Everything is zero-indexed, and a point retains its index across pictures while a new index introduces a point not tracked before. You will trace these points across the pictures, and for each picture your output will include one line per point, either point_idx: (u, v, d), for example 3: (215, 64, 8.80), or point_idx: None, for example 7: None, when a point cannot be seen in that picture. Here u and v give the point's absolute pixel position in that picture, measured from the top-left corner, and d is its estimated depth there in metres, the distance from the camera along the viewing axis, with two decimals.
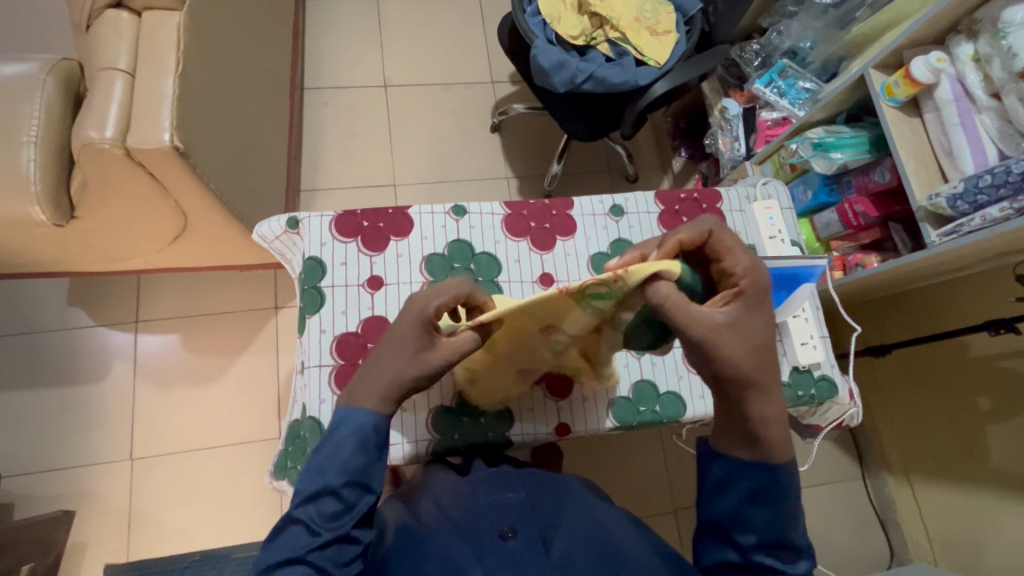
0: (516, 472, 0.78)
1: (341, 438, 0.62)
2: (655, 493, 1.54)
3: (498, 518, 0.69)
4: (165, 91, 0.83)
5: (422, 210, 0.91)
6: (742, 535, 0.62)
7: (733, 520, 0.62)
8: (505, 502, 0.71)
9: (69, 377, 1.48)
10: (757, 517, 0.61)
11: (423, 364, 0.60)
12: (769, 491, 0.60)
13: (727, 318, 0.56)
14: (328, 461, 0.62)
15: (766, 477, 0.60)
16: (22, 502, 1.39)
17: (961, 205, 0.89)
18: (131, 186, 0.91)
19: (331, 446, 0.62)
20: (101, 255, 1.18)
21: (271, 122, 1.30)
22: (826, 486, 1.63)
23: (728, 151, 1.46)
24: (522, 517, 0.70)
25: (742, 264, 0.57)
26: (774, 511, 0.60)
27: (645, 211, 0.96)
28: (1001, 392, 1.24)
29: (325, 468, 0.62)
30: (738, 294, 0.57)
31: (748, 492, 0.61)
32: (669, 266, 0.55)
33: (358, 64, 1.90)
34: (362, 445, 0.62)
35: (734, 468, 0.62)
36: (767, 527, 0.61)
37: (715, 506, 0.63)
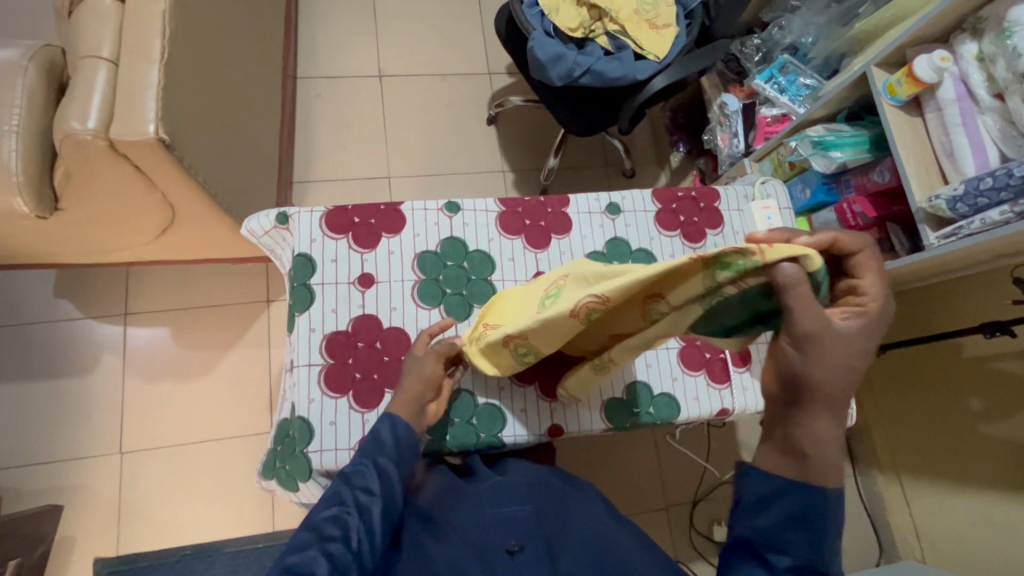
0: (524, 484, 0.77)
1: (381, 429, 0.68)
2: (648, 490, 1.55)
3: (507, 533, 0.68)
4: (150, 80, 0.80)
5: (415, 207, 0.89)
6: (775, 557, 0.57)
7: (768, 540, 0.57)
8: (511, 515, 0.70)
9: (57, 370, 1.46)
10: (795, 541, 0.56)
11: None
12: (800, 506, 0.56)
13: (848, 329, 0.52)
14: (367, 449, 0.67)
15: (807, 499, 0.56)
16: (10, 496, 1.37)
17: (961, 207, 0.88)
18: (117, 178, 0.89)
19: (373, 439, 0.68)
20: (88, 247, 1.16)
21: (262, 113, 1.27)
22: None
23: (727, 148, 1.45)
24: (529, 530, 0.68)
25: (875, 289, 0.55)
26: (812, 532, 0.55)
27: (641, 210, 0.94)
28: (994, 393, 1.24)
29: (365, 452, 0.66)
30: (862, 312, 0.54)
31: (788, 512, 0.56)
32: (812, 255, 0.49)
33: (351, 54, 1.87)
34: (401, 442, 0.68)
35: (779, 483, 0.57)
36: (806, 548, 0.55)
37: (752, 523, 0.58)
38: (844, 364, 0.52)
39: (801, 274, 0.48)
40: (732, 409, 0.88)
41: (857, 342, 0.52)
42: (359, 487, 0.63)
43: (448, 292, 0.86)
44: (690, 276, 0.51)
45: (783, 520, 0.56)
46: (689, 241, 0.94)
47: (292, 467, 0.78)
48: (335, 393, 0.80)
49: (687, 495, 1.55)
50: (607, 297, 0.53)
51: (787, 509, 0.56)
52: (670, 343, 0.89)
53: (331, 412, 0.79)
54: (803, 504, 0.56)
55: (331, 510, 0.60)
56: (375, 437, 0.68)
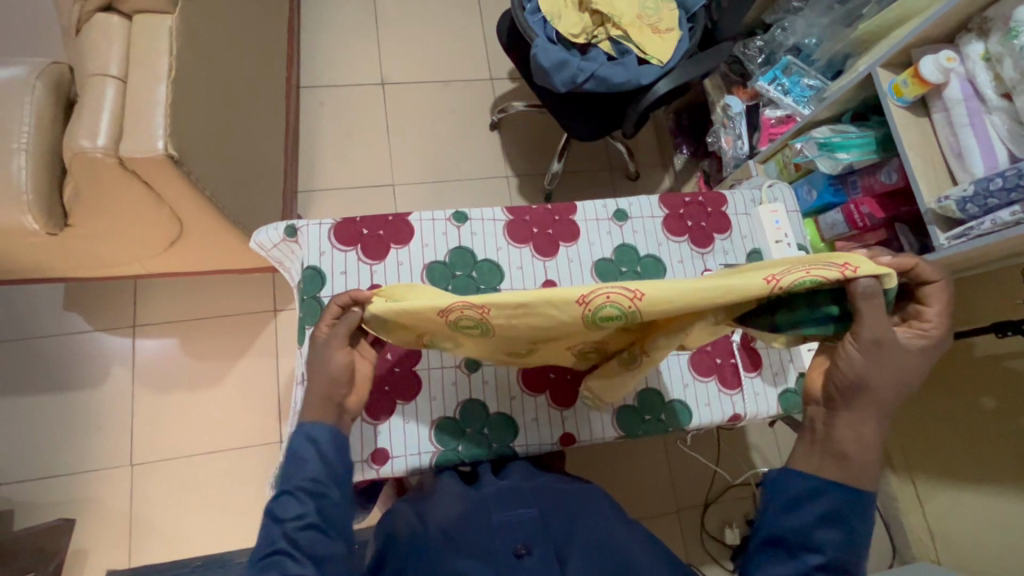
0: (529, 484, 0.77)
1: (299, 445, 0.66)
2: (656, 495, 1.54)
3: (511, 536, 0.69)
4: (158, 96, 0.81)
5: (423, 217, 0.89)
6: (806, 554, 0.58)
7: (800, 537, 0.58)
8: (517, 519, 0.70)
9: (67, 383, 1.47)
10: (826, 537, 0.57)
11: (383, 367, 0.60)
12: (828, 506, 0.58)
13: (902, 347, 0.57)
14: (292, 463, 0.65)
15: (839, 496, 0.58)
16: (22, 509, 1.38)
17: (971, 208, 0.88)
18: (126, 194, 0.89)
19: (294, 456, 0.66)
20: (97, 261, 1.17)
21: (268, 125, 1.28)
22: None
23: (731, 150, 1.45)
24: (536, 533, 0.69)
25: (941, 319, 0.59)
26: (844, 529, 0.57)
27: (649, 216, 0.94)
28: (1007, 392, 1.24)
29: (291, 470, 0.65)
30: (920, 336, 0.58)
31: (825, 511, 0.57)
32: (890, 274, 0.54)
33: (354, 62, 1.87)
34: (325, 451, 0.66)
35: (812, 481, 0.59)
36: (839, 543, 0.57)
37: (783, 522, 0.59)
38: (893, 373, 0.58)
39: (879, 288, 0.54)
40: (743, 415, 0.88)
41: (911, 359, 0.58)
42: (289, 517, 0.62)
43: None
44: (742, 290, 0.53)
45: (819, 519, 0.58)
46: (698, 246, 0.94)
47: None
48: None
49: (698, 499, 1.55)
50: (641, 295, 0.52)
51: (824, 506, 0.58)
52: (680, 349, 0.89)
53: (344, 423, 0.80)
54: (837, 504, 0.58)
55: (272, 548, 0.61)
56: (295, 456, 0.65)
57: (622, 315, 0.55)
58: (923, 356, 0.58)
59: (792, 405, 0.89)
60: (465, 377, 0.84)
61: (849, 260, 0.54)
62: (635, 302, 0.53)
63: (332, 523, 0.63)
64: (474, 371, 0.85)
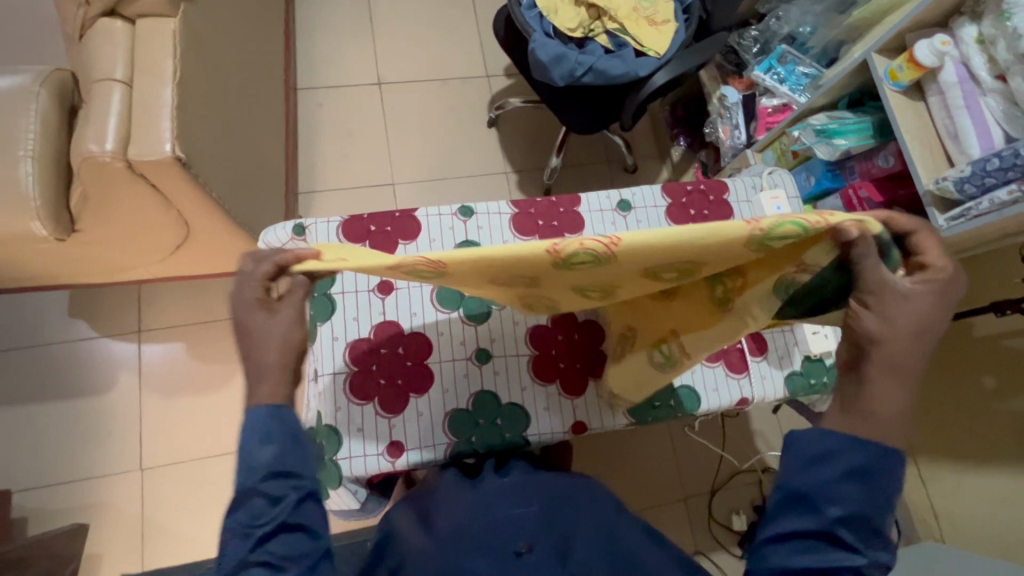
0: (530, 480, 0.75)
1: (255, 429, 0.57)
2: (658, 486, 1.55)
3: (514, 533, 0.67)
4: (164, 100, 0.81)
5: (429, 212, 0.90)
6: (827, 510, 0.54)
7: (825, 492, 0.54)
8: (521, 516, 0.69)
9: (75, 390, 1.47)
10: (850, 493, 0.54)
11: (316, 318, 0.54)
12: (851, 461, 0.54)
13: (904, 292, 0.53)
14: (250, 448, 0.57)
15: (867, 451, 0.55)
16: (34, 517, 1.38)
17: (969, 188, 0.89)
18: (133, 198, 0.90)
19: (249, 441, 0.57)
20: (104, 266, 1.17)
21: (270, 127, 1.29)
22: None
23: (728, 140, 1.46)
24: (539, 530, 0.68)
25: (941, 261, 0.53)
26: (870, 488, 0.54)
27: (652, 205, 0.96)
28: (1007, 370, 1.26)
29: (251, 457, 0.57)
30: (927, 281, 0.53)
31: (849, 468, 0.54)
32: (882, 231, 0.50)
33: (350, 63, 1.88)
34: (298, 440, 0.58)
35: (838, 439, 0.55)
36: (862, 499, 0.54)
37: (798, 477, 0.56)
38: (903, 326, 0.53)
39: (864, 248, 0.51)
40: (750, 398, 0.89)
41: (923, 307, 0.53)
42: (259, 519, 0.55)
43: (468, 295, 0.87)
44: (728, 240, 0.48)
45: (836, 476, 0.55)
46: None
47: (321, 474, 0.79)
48: (360, 399, 0.82)
49: (704, 486, 1.57)
50: (618, 243, 0.45)
51: (851, 462, 0.54)
52: None
53: (358, 417, 0.81)
54: (864, 461, 0.54)
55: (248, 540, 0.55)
56: (261, 448, 0.56)
57: (590, 257, 0.49)
58: (936, 305, 0.53)
59: (798, 388, 0.90)
60: (476, 368, 0.85)
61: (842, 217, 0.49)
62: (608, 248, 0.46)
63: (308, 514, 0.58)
64: (485, 363, 0.86)
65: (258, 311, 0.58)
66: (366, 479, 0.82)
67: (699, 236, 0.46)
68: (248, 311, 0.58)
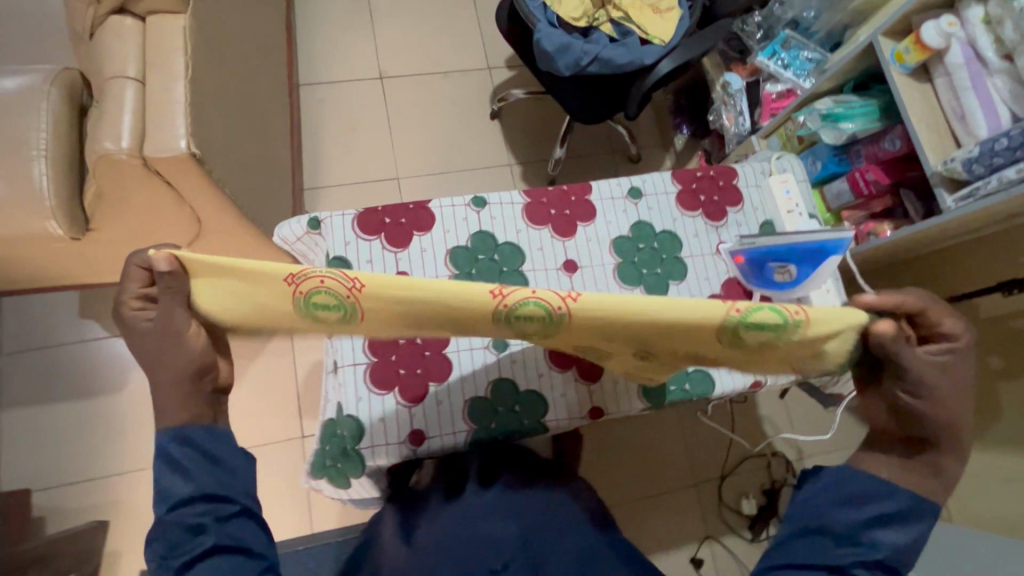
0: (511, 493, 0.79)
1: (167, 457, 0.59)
2: (660, 477, 1.56)
3: (495, 550, 0.71)
4: (177, 96, 0.82)
5: (442, 204, 0.90)
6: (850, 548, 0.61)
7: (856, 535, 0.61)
8: (497, 535, 0.73)
9: (87, 390, 1.48)
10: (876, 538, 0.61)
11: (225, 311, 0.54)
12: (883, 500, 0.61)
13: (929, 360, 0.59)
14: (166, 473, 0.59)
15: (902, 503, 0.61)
16: (53, 516, 1.40)
17: (977, 168, 0.90)
18: (147, 196, 0.90)
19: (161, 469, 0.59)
20: (116, 265, 1.18)
21: (276, 123, 1.29)
22: (831, 451, 1.66)
23: (732, 127, 1.48)
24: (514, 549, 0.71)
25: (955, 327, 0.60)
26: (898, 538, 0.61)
27: (662, 192, 0.96)
28: (1011, 350, 1.28)
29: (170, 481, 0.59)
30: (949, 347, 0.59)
31: (879, 514, 0.61)
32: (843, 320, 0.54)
33: (350, 57, 1.87)
34: (215, 460, 0.61)
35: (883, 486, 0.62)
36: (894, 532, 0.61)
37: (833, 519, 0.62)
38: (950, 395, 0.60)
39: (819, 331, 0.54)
40: (764, 381, 0.90)
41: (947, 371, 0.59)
42: (188, 542, 0.59)
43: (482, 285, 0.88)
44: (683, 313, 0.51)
45: (871, 520, 0.61)
46: (712, 220, 0.96)
47: (344, 465, 0.80)
48: (381, 390, 0.83)
49: (714, 471, 1.59)
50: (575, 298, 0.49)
51: (883, 509, 0.61)
52: None
53: (379, 408, 0.82)
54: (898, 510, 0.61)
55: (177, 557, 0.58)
56: (176, 474, 0.59)
57: (544, 316, 0.52)
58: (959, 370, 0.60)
59: None
60: (494, 358, 0.86)
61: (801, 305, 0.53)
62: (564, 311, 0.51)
63: (236, 530, 0.61)
64: (503, 351, 0.86)
65: (139, 316, 0.56)
66: (386, 469, 0.83)
67: (655, 308, 0.50)
68: (124, 314, 0.56)
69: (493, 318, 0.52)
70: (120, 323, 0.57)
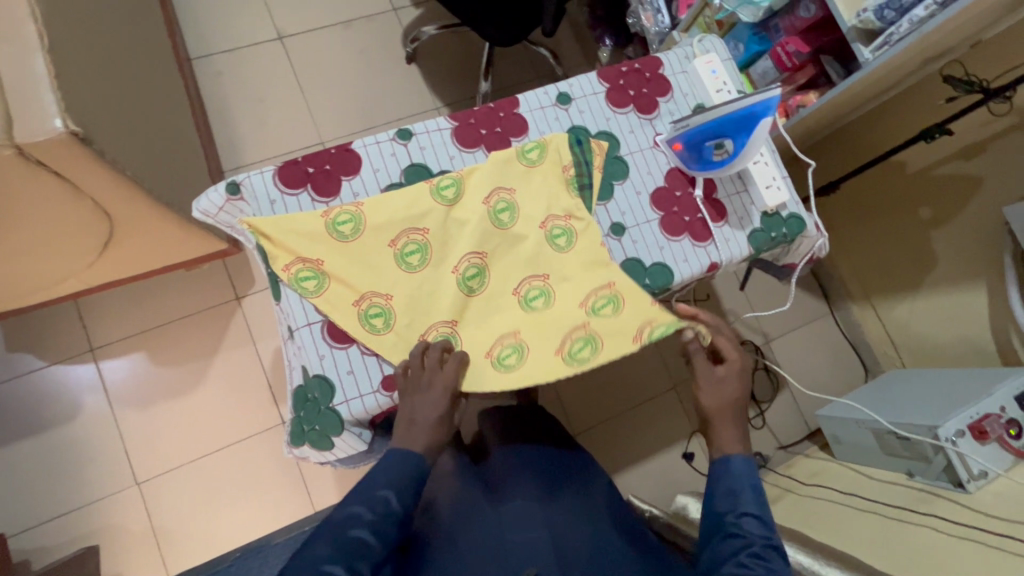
0: (535, 489, 0.87)
1: (399, 460, 0.74)
2: (633, 391, 1.57)
3: (523, 559, 0.76)
4: (38, 69, 0.70)
5: (365, 142, 0.85)
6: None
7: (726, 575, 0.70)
8: (530, 540, 0.78)
9: (40, 424, 1.39)
10: None
11: (297, 245, 0.78)
12: (727, 501, 0.77)
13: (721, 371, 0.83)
14: (376, 478, 0.73)
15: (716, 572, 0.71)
16: (38, 555, 1.33)
17: (889, 14, 0.90)
18: (39, 192, 0.81)
19: (395, 461, 0.74)
20: (30, 278, 1.08)
21: (165, 102, 1.18)
22: (790, 333, 1.78)
23: (653, 26, 1.44)
24: (541, 558, 0.75)
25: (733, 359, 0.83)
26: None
27: (591, 93, 0.94)
28: (939, 198, 1.39)
29: (384, 482, 0.72)
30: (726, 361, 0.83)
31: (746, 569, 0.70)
32: (615, 142, 0.92)
33: (242, 20, 1.71)
34: (417, 468, 0.74)
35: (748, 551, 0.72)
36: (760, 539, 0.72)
37: (719, 505, 0.77)
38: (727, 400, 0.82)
39: (600, 149, 0.91)
40: (719, 262, 0.91)
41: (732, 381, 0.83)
42: (377, 509, 0.71)
43: (414, 252, 0.81)
44: (510, 163, 0.87)
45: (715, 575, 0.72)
46: (644, 113, 0.95)
47: (322, 426, 0.77)
48: (342, 343, 0.79)
49: None
50: (458, 162, 0.88)
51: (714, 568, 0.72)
52: (650, 216, 0.91)
53: (345, 361, 0.79)
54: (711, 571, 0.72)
55: (348, 532, 0.69)
56: (395, 461, 0.74)
57: (450, 181, 0.84)
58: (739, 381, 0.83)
59: (761, 243, 0.93)
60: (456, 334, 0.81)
61: (602, 142, 0.91)
62: (461, 174, 0.84)
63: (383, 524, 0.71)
64: (475, 294, 0.82)
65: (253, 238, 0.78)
66: (368, 420, 0.80)
67: (490, 160, 0.86)
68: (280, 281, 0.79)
69: (427, 190, 0.83)
70: (261, 251, 0.79)
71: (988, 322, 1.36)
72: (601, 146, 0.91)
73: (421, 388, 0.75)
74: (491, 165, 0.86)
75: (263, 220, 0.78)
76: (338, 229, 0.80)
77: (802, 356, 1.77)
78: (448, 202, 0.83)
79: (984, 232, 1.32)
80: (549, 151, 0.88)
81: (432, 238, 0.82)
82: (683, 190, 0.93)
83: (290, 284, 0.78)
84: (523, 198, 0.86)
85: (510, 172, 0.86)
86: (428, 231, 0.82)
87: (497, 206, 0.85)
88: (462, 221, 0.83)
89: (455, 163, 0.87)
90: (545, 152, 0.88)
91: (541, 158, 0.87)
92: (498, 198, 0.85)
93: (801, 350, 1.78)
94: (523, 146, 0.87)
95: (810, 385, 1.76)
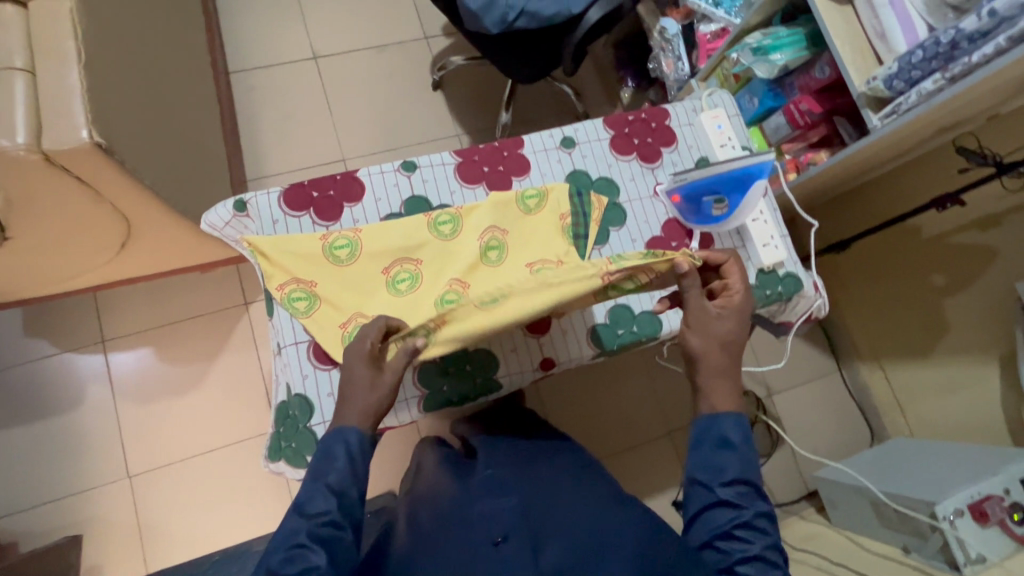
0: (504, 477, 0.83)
1: (333, 449, 0.68)
2: (625, 432, 1.55)
3: (490, 528, 0.70)
4: (73, 84, 0.75)
5: (371, 171, 0.89)
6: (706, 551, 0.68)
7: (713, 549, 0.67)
8: (498, 511, 0.73)
9: (45, 408, 1.44)
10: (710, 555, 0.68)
11: (294, 265, 0.81)
12: (714, 466, 0.70)
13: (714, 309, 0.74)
14: (314, 476, 0.67)
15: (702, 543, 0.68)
16: (26, 537, 1.37)
17: (897, 83, 0.91)
18: (62, 193, 0.86)
19: (324, 455, 0.68)
20: (47, 270, 1.14)
21: (193, 115, 1.24)
22: (795, 388, 1.74)
23: (673, 72, 1.46)
24: (514, 524, 0.70)
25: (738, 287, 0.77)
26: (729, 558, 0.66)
27: (595, 139, 0.96)
28: (952, 266, 1.36)
29: (318, 479, 0.67)
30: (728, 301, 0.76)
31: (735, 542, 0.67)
32: (614, 189, 0.94)
33: (281, 39, 1.80)
34: (352, 452, 0.68)
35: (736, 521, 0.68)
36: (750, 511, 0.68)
37: (705, 469, 0.70)
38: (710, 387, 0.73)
39: (601, 203, 0.92)
40: None
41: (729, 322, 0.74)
42: (315, 514, 0.65)
43: (404, 281, 0.83)
44: (509, 206, 0.88)
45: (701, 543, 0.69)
46: (647, 162, 0.96)
47: (298, 444, 0.79)
48: (326, 364, 0.81)
49: None
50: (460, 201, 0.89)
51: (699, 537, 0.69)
52: None
53: (327, 383, 0.80)
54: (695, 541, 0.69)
55: (288, 550, 0.63)
56: (325, 452, 0.68)
57: (449, 219, 0.86)
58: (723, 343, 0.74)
59: (756, 300, 0.92)
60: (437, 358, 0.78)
61: (602, 197, 0.92)
62: (460, 211, 0.86)
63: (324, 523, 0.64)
64: None
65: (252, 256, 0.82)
66: None
67: (491, 201, 0.88)
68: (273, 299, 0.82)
69: (425, 224, 0.86)
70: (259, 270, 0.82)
71: (999, 400, 1.31)
72: (603, 198, 0.92)
73: (356, 370, 0.70)
74: (490, 207, 0.87)
75: (264, 240, 0.81)
76: (334, 252, 0.83)
77: (805, 413, 1.73)
78: (445, 237, 0.85)
79: (999, 304, 1.28)
80: (548, 200, 0.89)
81: (425, 270, 0.84)
82: (680, 241, 0.93)
83: (282, 303, 0.81)
84: (515, 241, 0.86)
85: (508, 213, 0.87)
86: (421, 262, 0.84)
87: (488, 243, 0.85)
88: (455, 256, 0.85)
89: (456, 201, 0.90)
90: (545, 198, 0.89)
91: (540, 205, 0.88)
92: (492, 238, 0.86)
93: (804, 405, 1.73)
94: (524, 191, 0.89)
95: (812, 442, 1.71)
